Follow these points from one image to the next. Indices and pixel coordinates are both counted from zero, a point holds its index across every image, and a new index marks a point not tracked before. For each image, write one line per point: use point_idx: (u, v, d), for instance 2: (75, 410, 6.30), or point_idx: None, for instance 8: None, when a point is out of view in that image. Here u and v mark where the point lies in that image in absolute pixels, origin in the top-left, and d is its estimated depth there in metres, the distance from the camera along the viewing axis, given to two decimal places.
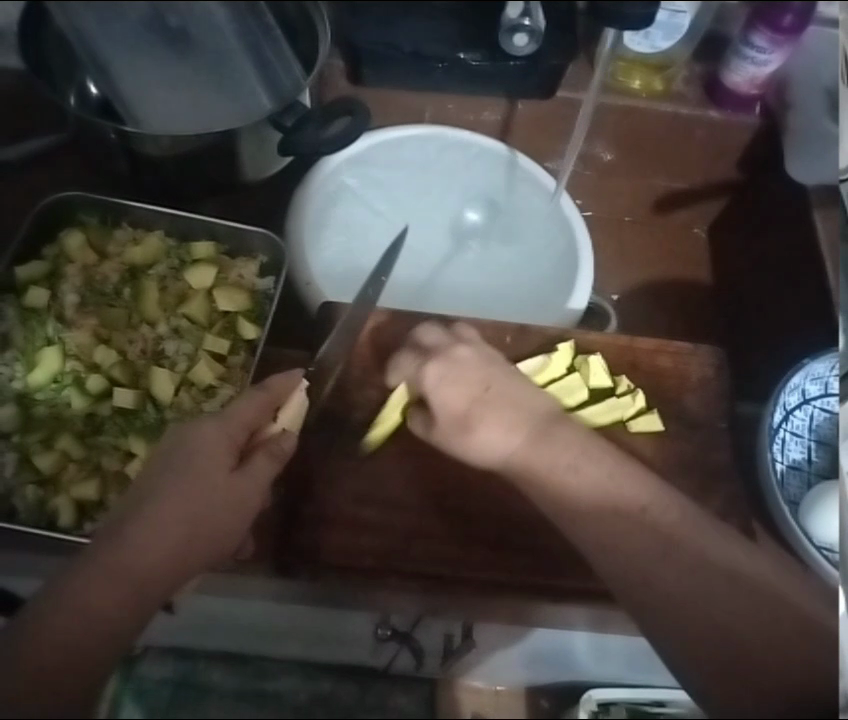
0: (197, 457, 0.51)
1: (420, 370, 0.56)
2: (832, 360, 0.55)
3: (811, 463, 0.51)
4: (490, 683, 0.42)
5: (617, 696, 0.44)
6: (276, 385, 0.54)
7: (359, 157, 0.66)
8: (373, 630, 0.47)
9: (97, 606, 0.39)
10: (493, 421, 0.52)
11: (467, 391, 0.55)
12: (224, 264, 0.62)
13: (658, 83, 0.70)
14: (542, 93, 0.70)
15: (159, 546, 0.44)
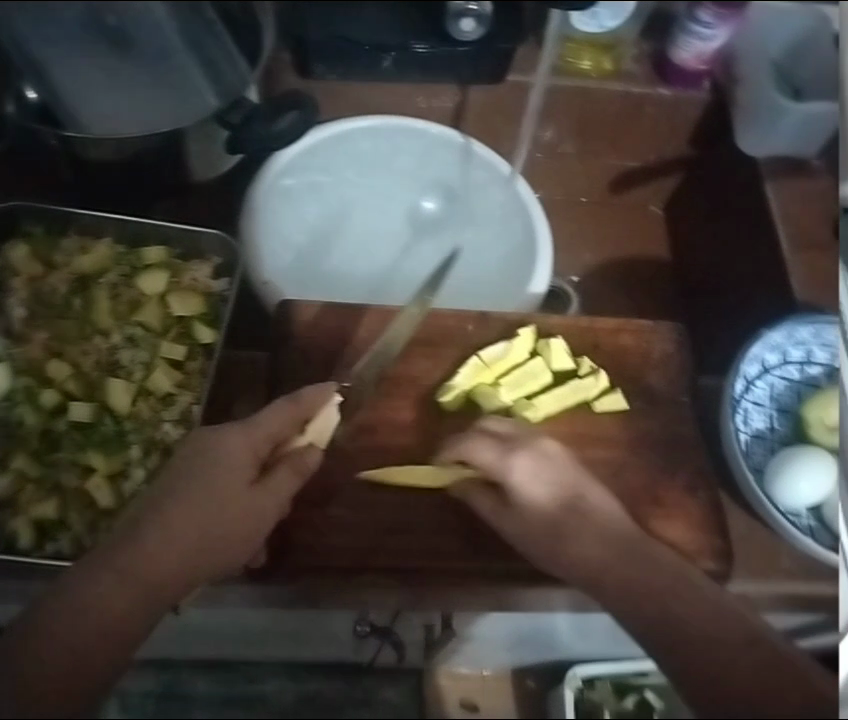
0: (218, 468, 0.49)
1: (502, 461, 0.49)
2: (791, 329, 0.56)
3: (774, 431, 0.52)
4: (478, 668, 0.47)
5: (600, 673, 0.46)
6: (307, 398, 0.52)
7: (303, 158, 0.66)
8: (354, 630, 0.47)
9: (110, 612, 0.43)
10: (585, 534, 0.47)
11: (560, 492, 0.48)
12: (177, 267, 0.59)
13: (605, 63, 0.71)
14: (490, 78, 0.69)
15: (171, 552, 0.46)
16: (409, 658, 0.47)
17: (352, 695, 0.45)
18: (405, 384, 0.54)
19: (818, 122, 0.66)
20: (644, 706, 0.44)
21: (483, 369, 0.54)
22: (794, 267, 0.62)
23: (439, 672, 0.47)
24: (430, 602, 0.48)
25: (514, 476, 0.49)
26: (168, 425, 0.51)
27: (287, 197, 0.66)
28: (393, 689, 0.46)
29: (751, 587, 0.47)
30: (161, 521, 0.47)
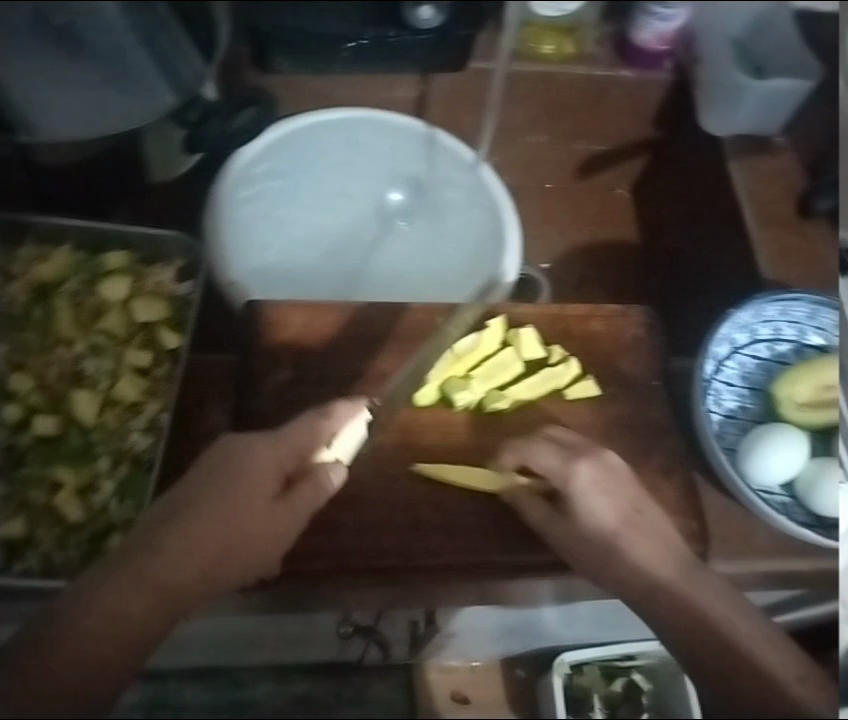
0: (244, 481, 0.47)
1: (565, 466, 0.49)
2: (758, 307, 0.57)
3: (746, 410, 0.53)
4: (465, 660, 0.46)
5: (588, 656, 0.46)
6: (338, 411, 0.51)
7: (268, 154, 0.65)
8: (337, 631, 0.46)
9: (120, 615, 0.42)
10: (646, 546, 0.47)
11: (619, 508, 0.48)
12: (139, 272, 0.57)
13: (568, 46, 0.72)
14: (453, 67, 0.71)
15: (190, 560, 0.44)
16: (394, 654, 0.45)
17: (342, 697, 0.44)
18: (376, 380, 0.53)
19: (776, 100, 0.68)
20: (633, 688, 0.45)
21: (454, 363, 0.53)
22: (762, 246, 0.62)
23: (428, 666, 0.46)
24: (413, 599, 0.48)
25: (577, 481, 0.49)
26: (136, 434, 0.49)
27: (253, 192, 0.64)
28: (384, 685, 0.45)
29: (727, 567, 0.48)
30: (175, 529, 0.45)
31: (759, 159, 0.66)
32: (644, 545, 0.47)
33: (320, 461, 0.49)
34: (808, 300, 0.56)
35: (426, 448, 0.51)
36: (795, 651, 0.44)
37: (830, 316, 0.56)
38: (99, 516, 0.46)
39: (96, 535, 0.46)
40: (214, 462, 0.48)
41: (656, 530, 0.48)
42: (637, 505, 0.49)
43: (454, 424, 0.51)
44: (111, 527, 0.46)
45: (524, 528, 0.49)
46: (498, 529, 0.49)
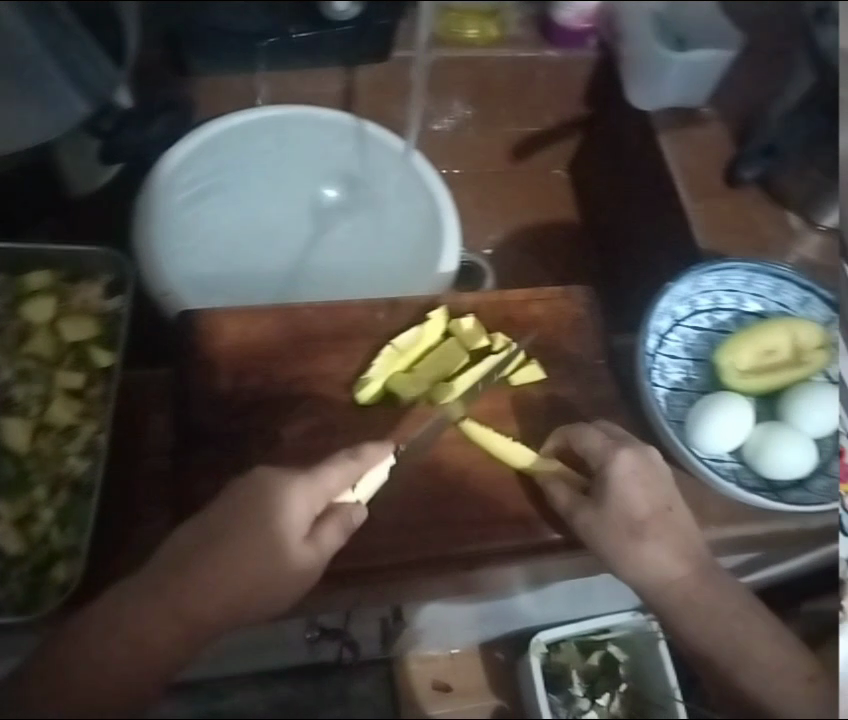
0: (276, 522, 0.46)
1: (603, 461, 0.49)
2: (696, 278, 0.56)
3: (691, 382, 0.53)
4: (445, 648, 0.46)
5: (565, 633, 0.48)
6: (369, 452, 0.48)
7: (197, 155, 0.63)
8: (304, 637, 0.46)
9: (154, 643, 0.39)
10: (669, 541, 0.47)
11: (653, 499, 0.48)
12: (65, 290, 0.55)
13: (491, 29, 0.71)
14: (376, 53, 0.68)
15: (221, 592, 0.43)
16: (363, 649, 0.45)
17: (325, 699, 0.42)
18: (318, 382, 0.52)
19: (699, 72, 0.68)
20: (608, 661, 0.47)
21: (397, 358, 0.52)
22: (696, 216, 0.63)
23: (410, 658, 0.45)
24: (377, 598, 0.47)
25: (619, 474, 0.48)
26: (74, 459, 0.48)
27: (183, 195, 0.62)
28: (365, 683, 0.43)
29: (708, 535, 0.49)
30: (208, 561, 0.44)
31: (687, 130, 0.68)
32: (666, 546, 0.47)
33: (344, 503, 0.47)
34: (744, 267, 0.56)
35: (376, 445, 0.51)
36: (763, 619, 0.42)
37: (767, 280, 0.55)
38: (40, 545, 0.46)
39: (39, 565, 0.45)
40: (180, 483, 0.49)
41: (682, 529, 0.48)
42: (672, 503, 0.48)
43: (399, 418, 0.51)
44: (53, 556, 0.46)
45: (485, 514, 0.50)
46: (454, 517, 0.50)
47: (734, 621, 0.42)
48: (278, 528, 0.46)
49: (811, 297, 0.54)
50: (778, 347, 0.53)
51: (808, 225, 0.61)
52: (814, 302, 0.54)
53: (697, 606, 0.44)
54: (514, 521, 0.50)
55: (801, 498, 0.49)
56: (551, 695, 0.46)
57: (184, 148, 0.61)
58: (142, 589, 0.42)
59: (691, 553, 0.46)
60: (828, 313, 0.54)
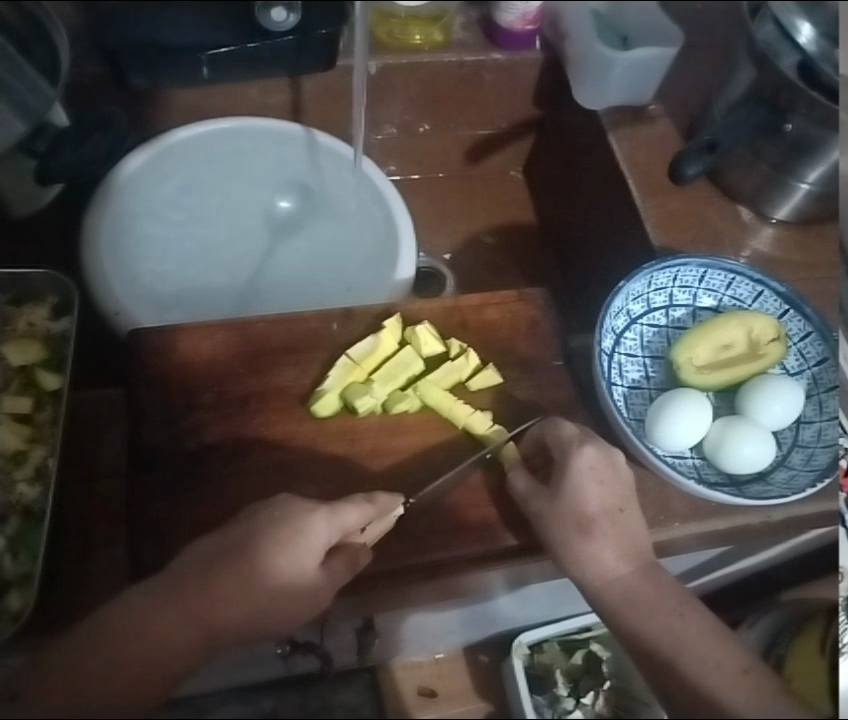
0: (267, 540, 0.41)
1: (561, 454, 0.48)
2: (649, 276, 0.55)
3: (650, 380, 0.54)
4: (431, 653, 0.42)
5: (547, 636, 0.53)
6: (383, 500, 0.47)
7: (154, 164, 0.64)
8: (274, 652, 0.39)
9: (174, 636, 0.33)
10: (613, 540, 0.45)
11: (605, 499, 0.46)
12: (7, 314, 0.49)
13: (436, 34, 0.68)
14: (322, 67, 0.67)
15: (241, 600, 0.37)
16: (338, 662, 0.39)
17: (308, 710, 0.34)
18: (274, 396, 0.51)
19: (642, 69, 0.66)
20: (590, 660, 0.48)
21: (353, 368, 0.52)
22: (649, 214, 0.63)
23: (392, 664, 0.39)
24: (348, 609, 0.45)
25: (580, 461, 0.47)
26: (22, 486, 0.43)
27: (140, 208, 0.62)
28: (348, 691, 0.36)
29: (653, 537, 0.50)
30: (223, 576, 0.38)
31: (636, 128, 0.67)
32: (611, 547, 0.44)
33: (350, 541, 0.45)
34: (697, 263, 0.55)
35: (338, 459, 0.50)
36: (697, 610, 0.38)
37: (720, 275, 0.55)
38: None
39: None
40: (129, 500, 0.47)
41: (631, 532, 0.46)
42: (623, 506, 0.47)
43: (358, 429, 0.51)
44: (6, 589, 0.40)
45: (454, 521, 0.49)
46: (414, 527, 0.48)
47: (673, 618, 0.38)
48: (290, 553, 0.40)
49: (764, 291, 0.54)
50: (735, 341, 0.52)
51: (759, 219, 0.63)
52: (767, 294, 0.54)
53: (639, 605, 0.40)
54: (473, 528, 0.49)
55: (762, 491, 0.49)
56: (536, 695, 0.49)
57: (133, 161, 0.63)
58: (161, 595, 0.35)
59: (636, 556, 0.44)
60: (781, 305, 0.53)
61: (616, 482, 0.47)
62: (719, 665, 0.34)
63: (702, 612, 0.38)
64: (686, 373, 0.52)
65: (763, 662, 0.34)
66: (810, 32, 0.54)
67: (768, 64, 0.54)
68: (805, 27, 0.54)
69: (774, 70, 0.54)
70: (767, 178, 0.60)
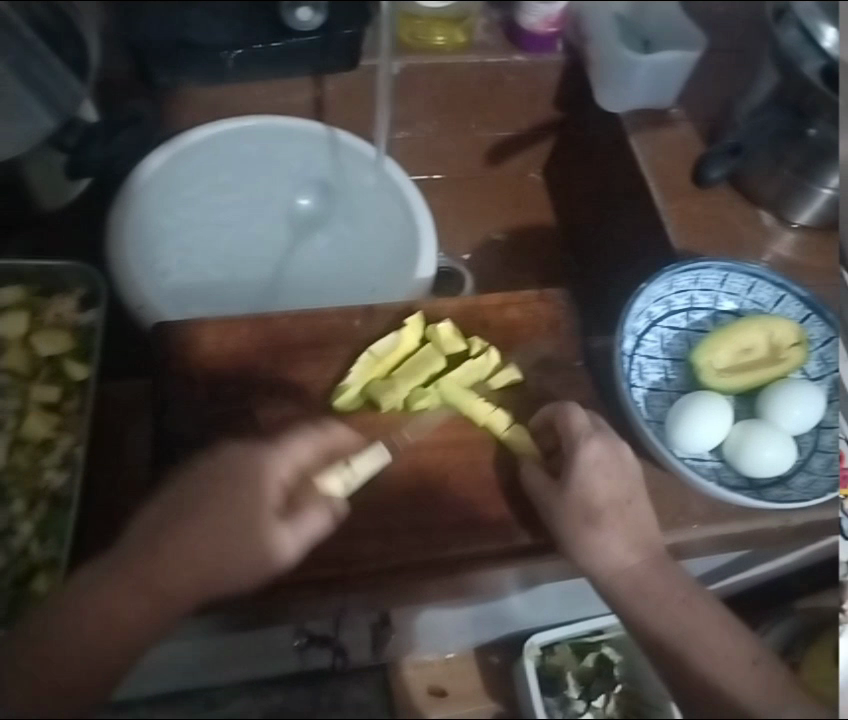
0: (229, 503, 0.43)
1: (571, 444, 0.50)
2: (670, 279, 0.57)
3: (670, 382, 0.53)
4: (441, 653, 0.44)
5: (559, 636, 0.46)
6: (342, 436, 0.48)
7: (171, 168, 0.64)
8: (292, 644, 0.44)
9: (130, 605, 0.38)
10: (621, 531, 0.46)
11: (612, 492, 0.48)
12: (37, 305, 0.51)
13: (458, 35, 0.73)
14: (345, 66, 0.69)
15: (194, 561, 0.40)
16: (352, 653, 0.43)
17: (319, 705, 0.41)
18: (296, 392, 0.52)
19: (664, 75, 0.69)
20: (602, 662, 0.45)
21: (375, 364, 0.53)
22: (669, 217, 0.63)
23: (404, 663, 0.43)
24: (363, 601, 0.46)
25: (583, 456, 0.49)
26: (51, 472, 0.45)
27: (159, 208, 0.63)
28: (359, 687, 0.42)
29: (670, 538, 0.51)
30: (184, 535, 0.41)
31: (658, 132, 0.67)
32: (619, 537, 0.46)
33: (333, 494, 0.46)
34: (718, 265, 0.56)
35: None
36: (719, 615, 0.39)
37: (741, 279, 0.56)
38: (19, 559, 0.42)
39: (20, 578, 0.42)
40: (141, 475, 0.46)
41: (640, 524, 0.48)
42: (631, 498, 0.48)
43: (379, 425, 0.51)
44: (35, 568, 0.42)
45: (475, 517, 0.50)
46: (431, 522, 0.49)
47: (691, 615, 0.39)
48: (247, 507, 0.43)
49: (785, 295, 0.54)
50: (755, 345, 0.53)
51: (781, 224, 0.60)
52: (789, 299, 0.54)
53: (648, 597, 0.42)
54: (490, 525, 0.49)
55: (782, 495, 0.49)
56: (546, 698, 0.44)
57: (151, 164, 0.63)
58: (123, 562, 0.40)
59: (646, 550, 0.45)
60: (803, 309, 0.53)
61: (627, 477, 0.49)
62: (730, 658, 0.37)
63: (712, 603, 0.40)
64: (709, 376, 0.52)
65: (771, 653, 0.37)
66: (834, 36, 0.56)
67: (793, 70, 0.56)
68: (828, 33, 0.57)
69: (799, 77, 0.56)
70: (789, 183, 0.59)
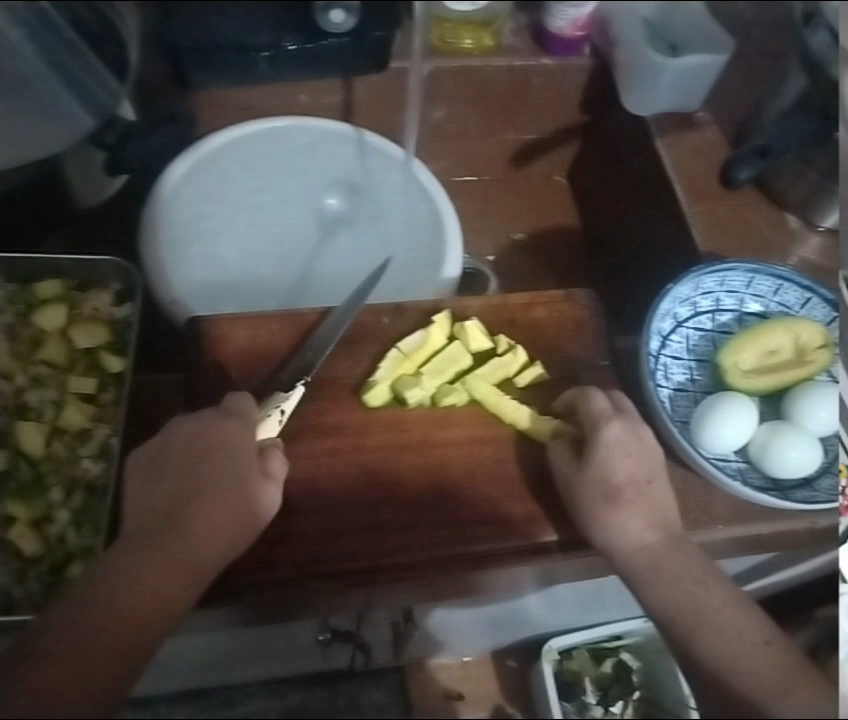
0: (221, 472, 0.47)
1: (596, 422, 0.51)
2: (697, 279, 0.57)
3: (695, 383, 0.54)
4: (457, 657, 0.47)
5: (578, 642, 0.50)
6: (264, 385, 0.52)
7: (194, 170, 0.63)
8: (316, 638, 0.47)
9: (165, 587, 0.41)
10: (640, 511, 0.48)
11: (631, 471, 0.50)
12: (75, 299, 0.53)
13: (486, 39, 0.73)
14: (376, 67, 0.71)
15: (209, 536, 0.45)
16: (376, 655, 0.44)
17: (337, 706, 0.42)
18: (326, 387, 0.53)
19: (690, 79, 0.69)
20: (620, 668, 0.49)
21: (404, 361, 0.53)
22: (696, 219, 0.63)
23: (427, 663, 0.45)
24: (392, 600, 0.47)
25: (608, 435, 0.50)
26: (87, 461, 0.47)
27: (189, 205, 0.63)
28: (377, 690, 0.43)
29: (700, 537, 0.50)
30: (194, 515, 0.45)
31: (684, 135, 0.68)
32: (638, 515, 0.47)
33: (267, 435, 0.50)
34: (744, 267, 0.57)
35: (389, 446, 0.51)
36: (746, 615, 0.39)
37: (768, 281, 0.56)
38: (56, 546, 0.44)
39: (56, 565, 0.43)
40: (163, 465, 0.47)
41: (660, 503, 0.49)
42: (651, 478, 0.49)
43: (407, 421, 0.52)
44: (71, 555, 0.43)
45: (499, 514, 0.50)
46: (457, 516, 0.49)
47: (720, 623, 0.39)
48: (239, 479, 0.47)
49: (812, 297, 0.54)
50: (780, 347, 0.53)
51: (806, 227, 0.61)
52: (815, 301, 0.54)
53: (664, 573, 0.44)
54: (516, 521, 0.50)
55: (809, 497, 0.49)
56: (564, 702, 0.49)
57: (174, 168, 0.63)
58: (143, 545, 0.42)
59: (662, 526, 0.47)
60: (830, 312, 0.53)
61: (655, 469, 0.50)
62: (743, 637, 0.38)
63: (743, 604, 0.40)
64: (731, 377, 0.53)
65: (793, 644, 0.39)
66: None
67: (821, 71, 0.57)
68: None
69: (827, 79, 0.56)
70: (815, 186, 0.59)
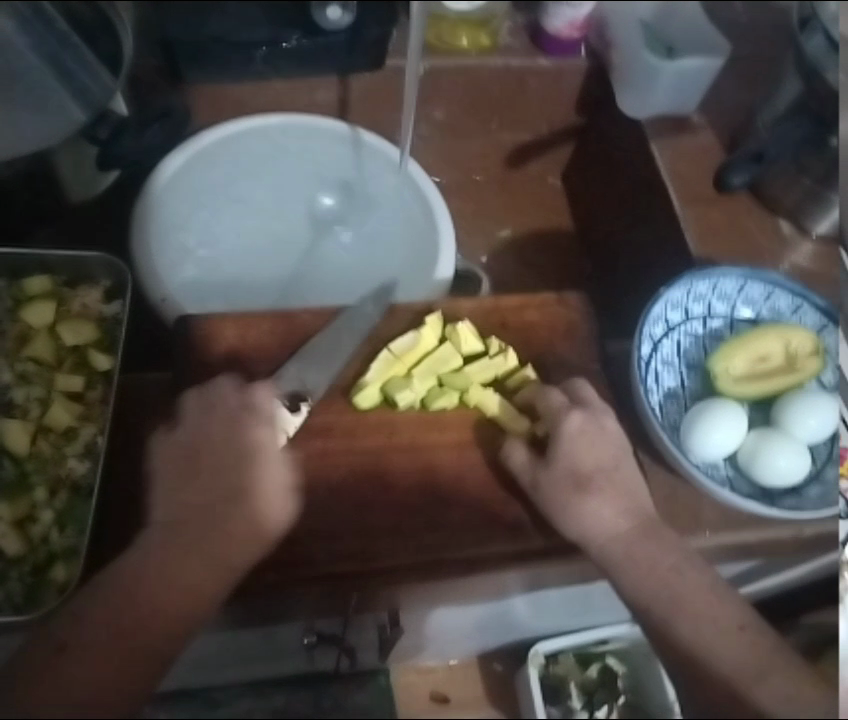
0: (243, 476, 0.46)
1: (558, 413, 0.51)
2: (688, 285, 0.57)
3: (686, 389, 0.54)
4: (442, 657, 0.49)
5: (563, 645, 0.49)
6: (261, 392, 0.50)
7: (189, 168, 0.64)
8: (302, 641, 0.47)
9: (194, 593, 0.41)
10: (609, 497, 0.49)
11: (598, 457, 0.51)
12: (64, 296, 0.53)
13: (484, 38, 0.72)
14: (372, 62, 0.71)
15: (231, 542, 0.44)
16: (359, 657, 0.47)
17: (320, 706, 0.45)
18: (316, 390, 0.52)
19: (688, 81, 0.68)
20: (607, 673, 0.47)
21: (394, 362, 0.52)
22: (688, 223, 0.64)
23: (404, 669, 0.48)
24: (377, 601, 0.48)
25: (569, 425, 0.51)
26: (73, 460, 0.47)
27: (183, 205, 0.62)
28: (362, 692, 0.46)
29: (698, 544, 0.48)
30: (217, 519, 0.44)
31: (679, 138, 0.68)
32: (607, 503, 0.49)
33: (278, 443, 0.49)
34: (736, 274, 0.57)
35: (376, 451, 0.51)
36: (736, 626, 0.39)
37: (759, 287, 0.57)
38: (40, 546, 0.44)
39: (39, 565, 0.43)
40: (179, 464, 0.45)
41: (628, 486, 0.50)
42: (617, 463, 0.51)
43: (396, 423, 0.51)
44: (54, 556, 0.44)
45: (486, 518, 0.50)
46: (445, 521, 0.49)
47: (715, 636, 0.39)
48: (259, 486, 0.46)
49: (803, 304, 0.55)
50: (772, 353, 0.53)
51: (799, 232, 0.61)
52: (806, 308, 0.55)
53: (638, 562, 0.46)
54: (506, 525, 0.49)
55: (795, 505, 0.48)
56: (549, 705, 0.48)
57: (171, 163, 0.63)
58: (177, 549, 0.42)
59: (640, 518, 0.48)
60: (821, 320, 0.54)
61: (629, 470, 0.51)
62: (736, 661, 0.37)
63: None
64: (723, 382, 0.52)
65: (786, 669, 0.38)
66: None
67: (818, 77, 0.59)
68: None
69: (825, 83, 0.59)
70: (808, 193, 0.59)
